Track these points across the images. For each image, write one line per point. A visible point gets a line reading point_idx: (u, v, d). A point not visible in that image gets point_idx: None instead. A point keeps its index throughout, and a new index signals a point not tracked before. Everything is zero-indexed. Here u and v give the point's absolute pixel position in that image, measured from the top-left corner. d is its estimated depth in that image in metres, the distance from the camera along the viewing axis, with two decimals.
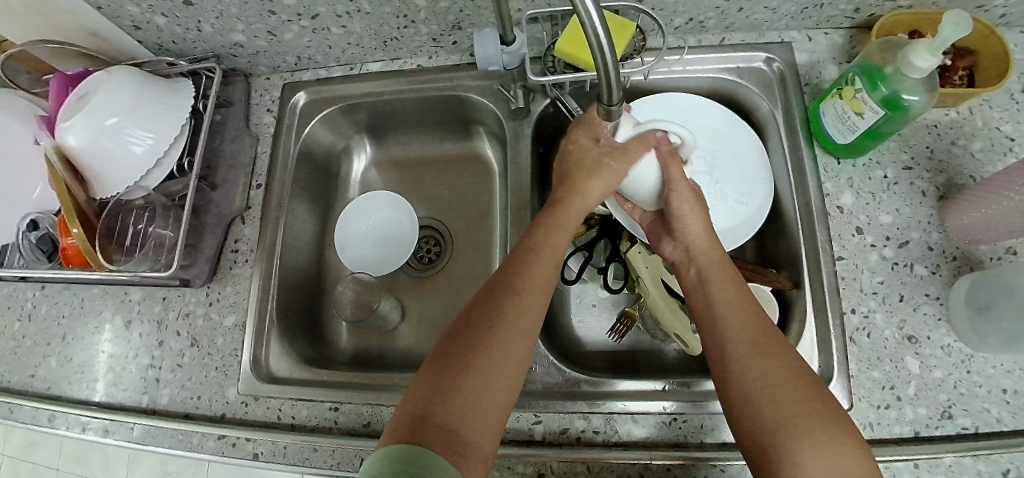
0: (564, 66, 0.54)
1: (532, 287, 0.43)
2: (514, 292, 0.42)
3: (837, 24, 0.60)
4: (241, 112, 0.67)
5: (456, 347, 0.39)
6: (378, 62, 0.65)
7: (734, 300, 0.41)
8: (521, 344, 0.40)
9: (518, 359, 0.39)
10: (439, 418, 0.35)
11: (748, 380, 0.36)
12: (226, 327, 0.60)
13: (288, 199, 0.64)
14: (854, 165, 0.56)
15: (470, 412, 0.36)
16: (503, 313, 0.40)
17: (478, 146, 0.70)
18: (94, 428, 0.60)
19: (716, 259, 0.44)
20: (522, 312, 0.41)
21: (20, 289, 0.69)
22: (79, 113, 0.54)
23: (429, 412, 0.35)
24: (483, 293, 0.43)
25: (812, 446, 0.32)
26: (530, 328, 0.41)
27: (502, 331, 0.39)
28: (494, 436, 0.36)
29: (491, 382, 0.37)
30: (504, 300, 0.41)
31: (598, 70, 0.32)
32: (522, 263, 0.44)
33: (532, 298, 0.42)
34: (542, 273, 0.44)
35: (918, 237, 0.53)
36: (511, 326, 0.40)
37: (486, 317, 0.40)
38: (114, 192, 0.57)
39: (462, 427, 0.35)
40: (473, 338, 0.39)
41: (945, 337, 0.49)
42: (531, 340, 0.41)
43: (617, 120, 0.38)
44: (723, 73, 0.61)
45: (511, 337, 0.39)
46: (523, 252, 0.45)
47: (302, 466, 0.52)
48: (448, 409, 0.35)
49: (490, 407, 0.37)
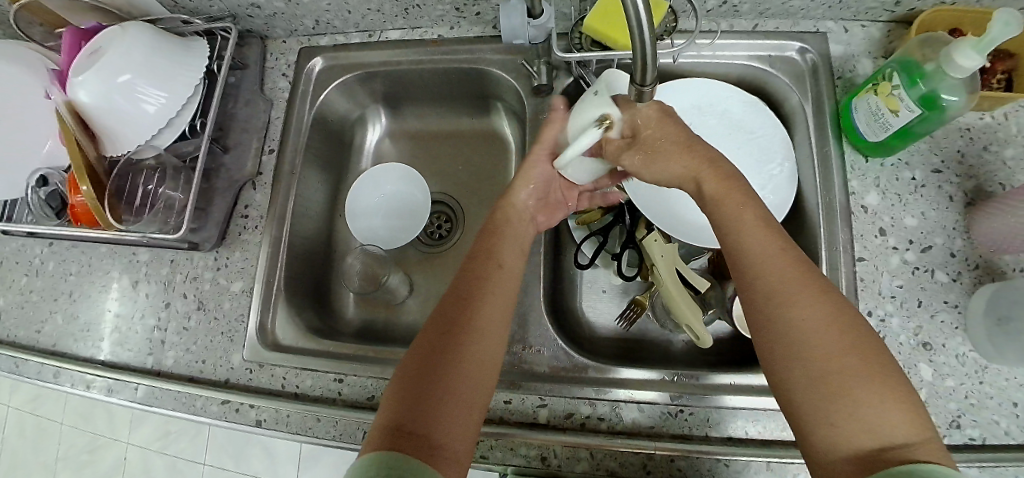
0: (591, 43, 0.53)
1: (492, 289, 0.42)
2: (475, 296, 0.41)
3: (875, 17, 0.57)
4: (256, 75, 0.65)
5: (421, 356, 0.38)
6: (398, 31, 0.63)
7: (768, 245, 0.37)
8: (486, 344, 0.39)
9: (486, 359, 0.39)
10: (411, 424, 0.34)
11: (782, 335, 0.34)
12: (233, 292, 0.59)
13: (300, 167, 0.63)
14: (882, 164, 0.55)
15: (442, 413, 0.35)
16: (463, 319, 0.40)
17: (496, 122, 0.69)
18: (99, 387, 0.60)
19: (739, 195, 0.39)
20: (484, 313, 0.41)
21: (28, 245, 0.69)
22: (92, 67, 0.52)
23: (401, 421, 0.34)
24: (443, 301, 0.42)
25: (850, 400, 0.30)
26: (492, 329, 0.40)
27: (463, 335, 0.39)
28: (472, 434, 0.36)
29: (461, 384, 0.37)
30: (464, 307, 0.40)
31: (634, 48, 0.30)
32: (477, 268, 0.43)
33: (494, 298, 0.42)
34: (500, 274, 0.43)
35: (942, 242, 0.52)
36: (472, 330, 0.39)
37: (445, 324, 0.39)
38: (124, 151, 0.56)
39: (436, 431, 0.34)
40: (435, 345, 0.38)
41: (961, 346, 0.48)
42: (497, 338, 0.40)
43: (648, 102, 0.36)
44: (754, 61, 0.59)
45: (476, 339, 0.39)
46: (477, 258, 0.44)
47: (304, 436, 0.52)
48: (418, 415, 0.34)
49: (464, 407, 0.36)
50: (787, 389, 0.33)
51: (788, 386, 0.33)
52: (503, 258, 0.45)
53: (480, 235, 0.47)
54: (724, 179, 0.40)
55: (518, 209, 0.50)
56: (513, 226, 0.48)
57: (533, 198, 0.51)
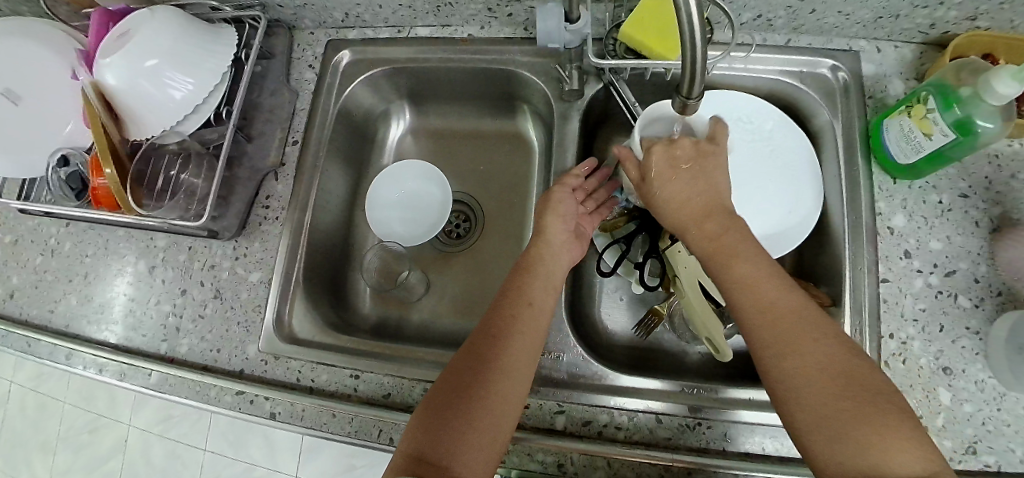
0: (625, 50, 0.53)
1: (522, 326, 0.43)
2: (502, 333, 0.43)
3: (909, 38, 0.57)
4: (283, 66, 0.65)
5: (447, 389, 0.40)
6: (427, 28, 0.63)
7: (760, 283, 0.39)
8: (509, 381, 0.40)
9: (511, 396, 0.40)
10: (433, 454, 0.36)
11: (788, 378, 0.35)
12: (251, 282, 0.59)
13: (323, 160, 0.62)
14: (909, 186, 0.54)
15: (464, 452, 0.37)
16: (491, 355, 0.41)
17: (521, 124, 0.68)
18: (111, 371, 0.60)
19: (722, 232, 0.41)
20: (513, 350, 0.42)
21: (46, 224, 0.69)
22: (119, 51, 0.52)
23: (423, 451, 0.37)
24: (476, 334, 0.44)
25: (854, 441, 0.32)
26: (521, 365, 0.41)
27: (490, 373, 0.40)
28: (489, 468, 0.38)
29: (481, 418, 0.38)
30: (492, 342, 0.42)
31: (683, 59, 0.30)
32: (507, 305, 0.45)
33: (524, 335, 0.43)
34: (530, 313, 0.44)
35: (966, 267, 0.51)
36: (496, 367, 0.41)
37: (472, 359, 0.41)
38: (149, 135, 0.56)
39: (455, 461, 0.36)
40: (460, 378, 0.40)
41: (980, 372, 0.48)
42: (523, 375, 0.41)
43: (692, 114, 0.36)
44: (785, 77, 0.59)
45: (501, 376, 0.40)
46: (505, 296, 0.46)
47: (318, 431, 0.52)
48: (440, 446, 0.37)
49: (479, 441, 0.38)
50: (800, 431, 0.34)
51: (799, 428, 0.34)
52: (533, 296, 0.46)
53: (515, 271, 0.49)
54: (715, 223, 0.42)
55: (552, 241, 0.50)
56: (549, 259, 0.49)
57: (565, 229, 0.51)
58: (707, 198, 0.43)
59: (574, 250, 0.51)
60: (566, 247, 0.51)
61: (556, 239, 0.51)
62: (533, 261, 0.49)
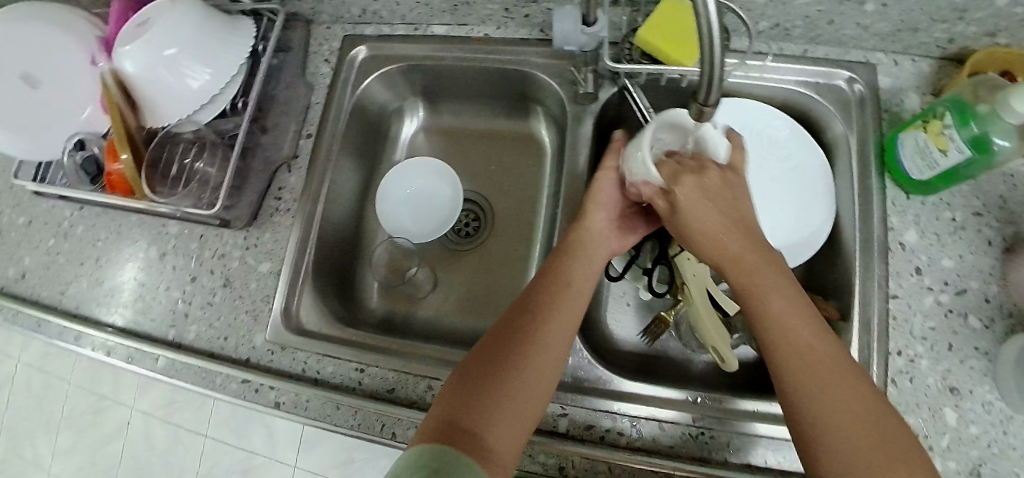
0: (641, 55, 0.52)
1: (559, 304, 0.44)
2: (540, 313, 0.43)
3: (926, 52, 0.57)
4: (299, 59, 0.66)
5: (480, 363, 0.41)
6: (443, 27, 0.63)
7: (792, 319, 0.38)
8: (544, 358, 0.41)
9: (543, 372, 0.40)
10: (465, 422, 0.37)
11: (818, 419, 0.35)
12: (261, 272, 0.60)
13: (336, 154, 0.63)
14: (923, 202, 0.54)
15: (495, 424, 0.37)
16: (529, 332, 0.42)
17: (533, 126, 0.69)
18: (119, 354, 0.60)
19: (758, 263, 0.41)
20: (549, 328, 0.42)
21: (60, 207, 0.70)
22: (137, 40, 0.52)
23: (456, 418, 0.37)
24: (512, 310, 0.44)
25: None
26: (555, 342, 0.42)
27: (524, 348, 0.41)
28: (521, 442, 0.38)
29: (517, 391, 0.39)
30: (529, 318, 0.43)
31: (702, 67, 0.30)
32: (545, 284, 0.45)
33: (560, 314, 0.43)
34: (569, 292, 0.45)
35: (977, 286, 0.51)
36: (530, 343, 0.41)
37: (509, 335, 0.42)
38: (166, 124, 0.57)
39: (485, 431, 0.37)
40: (498, 352, 0.41)
41: (988, 393, 0.48)
42: (559, 354, 0.42)
43: (707, 121, 0.36)
44: (801, 87, 0.59)
45: (537, 354, 0.41)
46: (546, 274, 0.46)
47: (322, 422, 0.52)
48: (473, 416, 0.37)
49: (512, 418, 0.38)
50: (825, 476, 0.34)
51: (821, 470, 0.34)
52: (573, 277, 0.46)
53: (555, 252, 0.48)
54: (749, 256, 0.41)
55: (595, 229, 0.49)
56: (590, 244, 0.48)
57: (609, 219, 0.50)
58: (744, 227, 0.42)
59: (616, 242, 0.50)
60: (607, 239, 0.49)
61: (599, 231, 0.49)
62: (575, 242, 0.48)
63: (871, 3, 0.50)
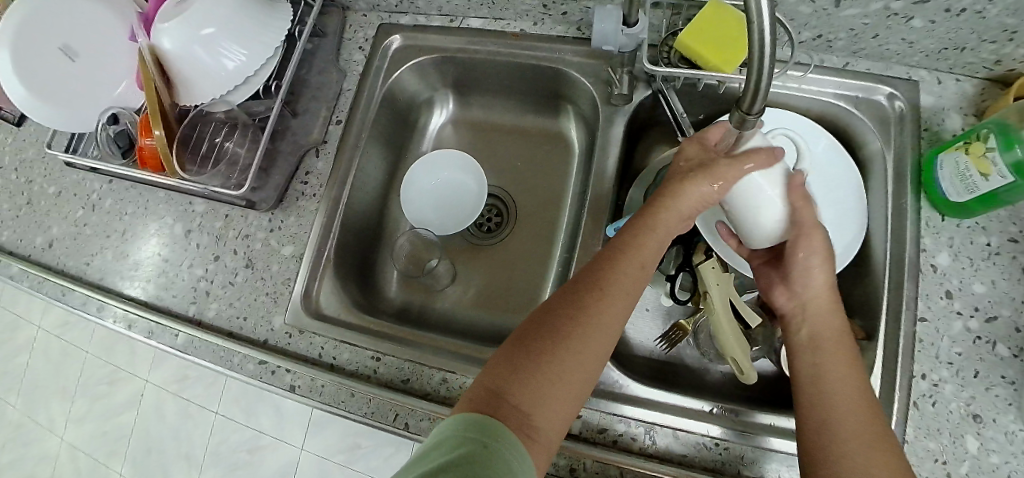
0: (680, 59, 0.52)
1: (624, 285, 0.40)
2: (604, 292, 0.40)
3: (971, 72, 0.55)
4: (333, 45, 0.66)
5: (535, 337, 0.38)
6: (479, 19, 0.63)
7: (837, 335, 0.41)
8: (601, 344, 0.39)
9: (597, 356, 0.38)
10: (515, 398, 0.35)
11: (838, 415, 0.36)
12: (284, 255, 0.60)
13: (364, 141, 0.63)
14: (958, 224, 0.53)
15: (545, 405, 0.35)
16: (589, 313, 0.39)
17: (563, 125, 0.68)
18: (140, 327, 0.61)
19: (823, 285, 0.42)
20: (611, 311, 0.39)
21: (90, 180, 0.71)
22: (177, 17, 0.53)
23: (504, 390, 0.35)
24: (572, 285, 0.41)
25: None
26: (615, 327, 0.39)
27: (585, 328, 0.38)
28: (564, 425, 0.37)
29: (570, 375, 0.37)
30: (593, 297, 0.39)
31: (749, 74, 0.30)
32: (612, 261, 0.41)
33: (623, 299, 0.40)
34: (635, 274, 0.41)
35: (1009, 314, 0.49)
36: (590, 326, 0.38)
37: (569, 311, 0.39)
38: (199, 102, 0.56)
39: (535, 412, 0.35)
40: (555, 329, 0.38)
41: (1012, 424, 0.46)
42: (613, 340, 0.40)
43: (750, 129, 0.35)
44: (840, 100, 0.58)
45: (595, 338, 0.38)
46: (615, 251, 0.42)
47: (336, 408, 0.53)
48: (522, 393, 0.35)
49: (561, 400, 0.36)
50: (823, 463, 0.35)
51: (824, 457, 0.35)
52: (643, 257, 0.42)
53: (627, 224, 0.44)
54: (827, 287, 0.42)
55: (677, 211, 0.42)
56: (665, 223, 0.42)
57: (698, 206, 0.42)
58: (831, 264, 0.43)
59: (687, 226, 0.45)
60: (684, 223, 0.44)
61: (680, 214, 0.43)
62: (655, 219, 0.42)
63: (919, 19, 0.49)
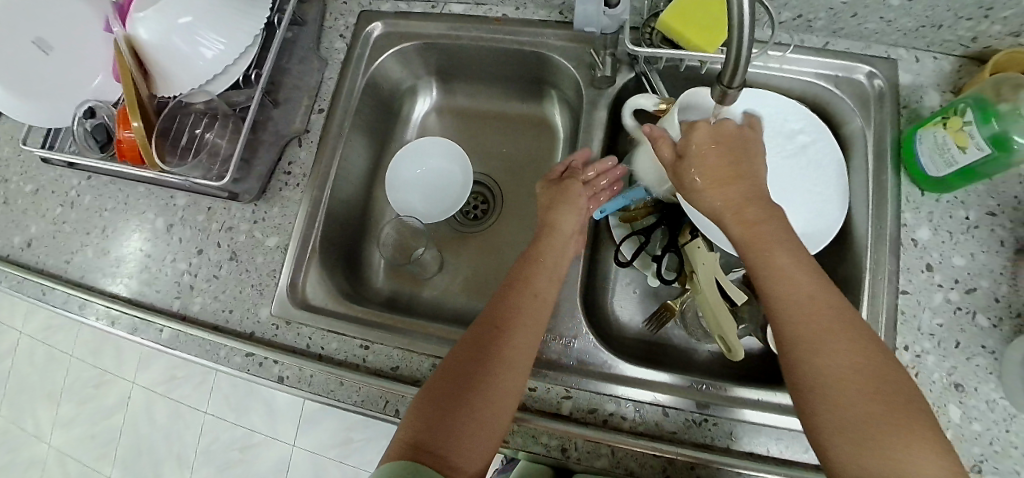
0: (662, 40, 0.52)
1: (525, 316, 0.44)
2: (505, 327, 0.43)
3: (948, 50, 0.56)
4: (314, 33, 0.65)
5: (449, 381, 0.41)
6: (461, 5, 0.62)
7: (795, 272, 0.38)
8: (509, 373, 0.41)
9: (509, 388, 0.41)
10: (431, 442, 0.38)
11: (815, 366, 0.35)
12: (268, 247, 0.59)
13: (348, 130, 0.62)
14: (937, 200, 0.53)
15: (462, 441, 0.38)
16: (494, 350, 0.42)
17: (547, 110, 0.68)
18: (123, 324, 0.60)
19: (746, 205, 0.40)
20: (514, 341, 0.43)
21: (67, 176, 0.69)
22: (153, 6, 0.52)
23: (423, 439, 0.38)
24: (476, 325, 0.45)
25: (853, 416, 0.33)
26: (522, 356, 0.42)
27: (490, 363, 0.41)
28: (487, 455, 0.39)
29: (480, 409, 0.39)
30: (495, 334, 0.43)
31: (728, 43, 0.29)
32: (511, 295, 0.46)
33: (525, 329, 0.44)
34: (533, 302, 0.46)
35: (988, 285, 0.50)
36: (496, 359, 0.42)
37: (474, 351, 0.42)
38: (178, 93, 0.56)
39: (449, 450, 0.38)
40: (464, 368, 0.42)
41: (992, 392, 0.47)
42: (523, 370, 0.42)
43: (731, 104, 0.35)
44: (820, 80, 0.58)
45: (502, 372, 0.41)
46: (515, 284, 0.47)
47: (326, 397, 0.52)
48: (438, 434, 0.38)
49: (480, 433, 0.39)
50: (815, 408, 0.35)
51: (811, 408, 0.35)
52: (538, 287, 0.47)
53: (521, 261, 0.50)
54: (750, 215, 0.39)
55: (560, 232, 0.51)
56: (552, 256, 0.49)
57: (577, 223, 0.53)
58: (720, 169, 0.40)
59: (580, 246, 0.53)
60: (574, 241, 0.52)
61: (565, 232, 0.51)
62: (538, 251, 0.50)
63: None
